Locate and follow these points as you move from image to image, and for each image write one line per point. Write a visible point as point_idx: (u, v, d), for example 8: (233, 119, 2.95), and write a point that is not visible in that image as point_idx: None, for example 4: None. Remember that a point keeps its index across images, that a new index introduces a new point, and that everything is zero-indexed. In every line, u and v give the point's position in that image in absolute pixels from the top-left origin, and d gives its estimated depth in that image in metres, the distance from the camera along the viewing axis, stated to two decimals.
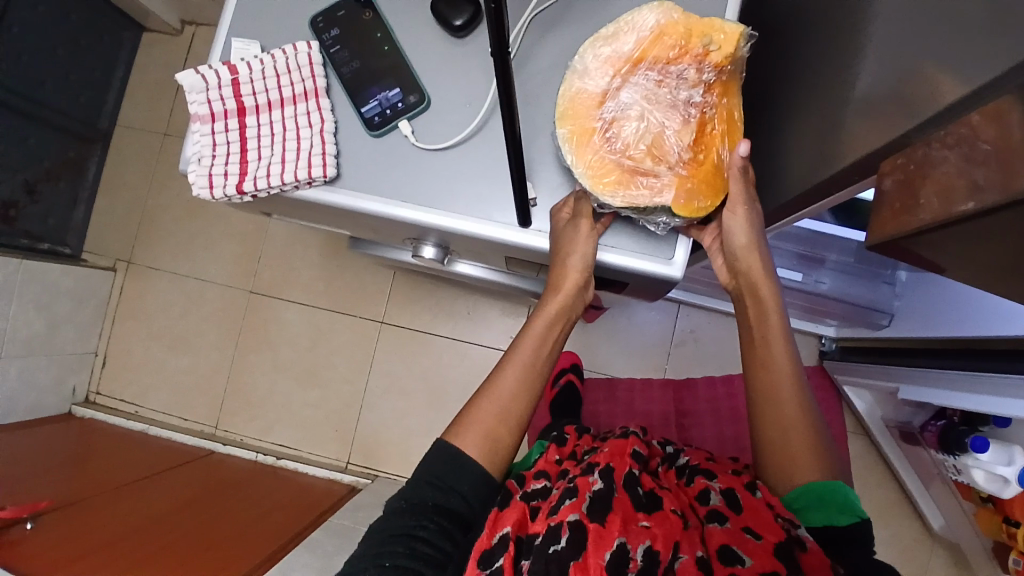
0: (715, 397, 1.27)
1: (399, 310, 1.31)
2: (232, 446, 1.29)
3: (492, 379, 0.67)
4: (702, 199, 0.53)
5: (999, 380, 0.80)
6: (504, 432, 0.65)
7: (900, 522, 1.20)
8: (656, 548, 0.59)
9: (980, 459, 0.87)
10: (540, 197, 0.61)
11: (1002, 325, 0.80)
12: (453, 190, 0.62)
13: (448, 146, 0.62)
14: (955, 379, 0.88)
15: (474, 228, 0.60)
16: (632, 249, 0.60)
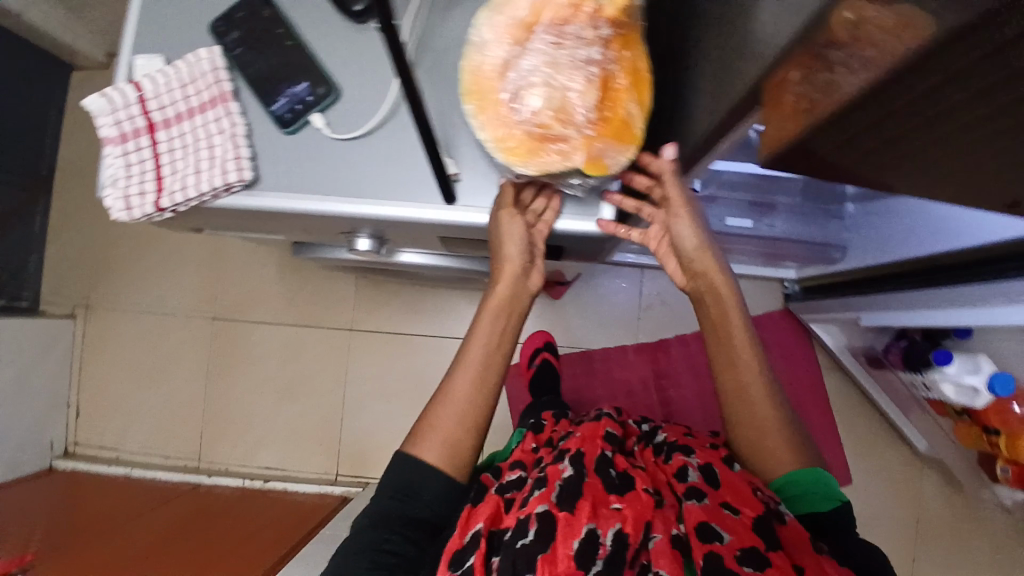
0: (690, 356, 1.28)
1: (367, 315, 1.30)
2: (217, 475, 1.28)
3: (446, 385, 0.66)
4: (615, 152, 0.52)
5: (952, 295, 0.80)
6: (464, 434, 0.65)
7: (884, 449, 1.23)
8: (625, 531, 0.61)
9: (945, 373, 0.88)
10: (462, 172, 0.60)
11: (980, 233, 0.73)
12: (375, 174, 0.61)
13: (361, 133, 0.61)
14: (946, 296, 0.82)
15: (398, 211, 0.59)
16: (572, 213, 0.60)
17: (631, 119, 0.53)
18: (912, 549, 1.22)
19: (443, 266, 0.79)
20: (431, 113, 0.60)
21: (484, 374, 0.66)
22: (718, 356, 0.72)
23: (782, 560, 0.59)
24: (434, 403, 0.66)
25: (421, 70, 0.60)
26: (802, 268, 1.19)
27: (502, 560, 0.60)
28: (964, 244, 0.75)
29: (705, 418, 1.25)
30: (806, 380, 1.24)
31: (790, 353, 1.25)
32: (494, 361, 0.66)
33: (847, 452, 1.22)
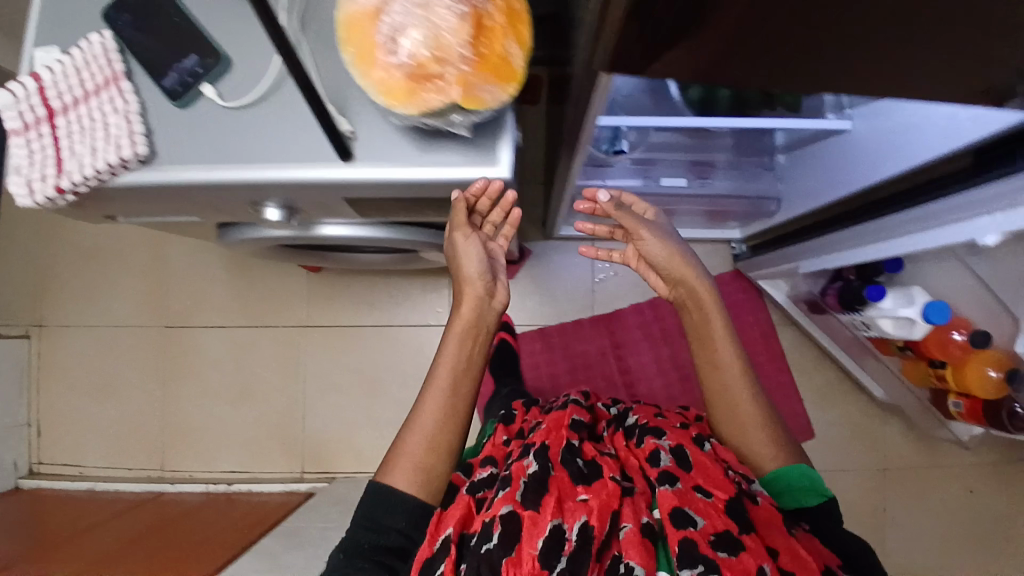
0: (645, 322, 1.30)
1: (320, 311, 1.31)
2: (180, 482, 1.29)
3: (413, 417, 0.69)
4: (496, 92, 0.52)
5: (888, 220, 0.81)
6: (435, 460, 0.68)
7: (843, 399, 1.24)
8: (592, 524, 0.59)
9: (882, 309, 0.87)
10: (356, 129, 0.58)
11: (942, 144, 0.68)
12: (269, 140, 0.61)
13: (246, 103, 0.61)
14: (908, 220, 0.77)
15: (289, 175, 0.59)
16: (469, 162, 0.58)
17: (512, 60, 0.53)
18: (873, 494, 1.25)
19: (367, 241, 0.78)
20: (313, 72, 0.58)
21: (451, 401, 0.69)
22: (703, 363, 0.76)
23: (754, 543, 0.60)
24: (402, 436, 0.68)
25: (300, 49, 0.59)
26: (745, 226, 1.20)
27: (466, 565, 0.58)
28: (902, 168, 0.75)
29: (664, 382, 1.28)
30: (761, 338, 1.25)
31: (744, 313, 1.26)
32: (460, 387, 0.70)
33: (805, 401, 1.24)
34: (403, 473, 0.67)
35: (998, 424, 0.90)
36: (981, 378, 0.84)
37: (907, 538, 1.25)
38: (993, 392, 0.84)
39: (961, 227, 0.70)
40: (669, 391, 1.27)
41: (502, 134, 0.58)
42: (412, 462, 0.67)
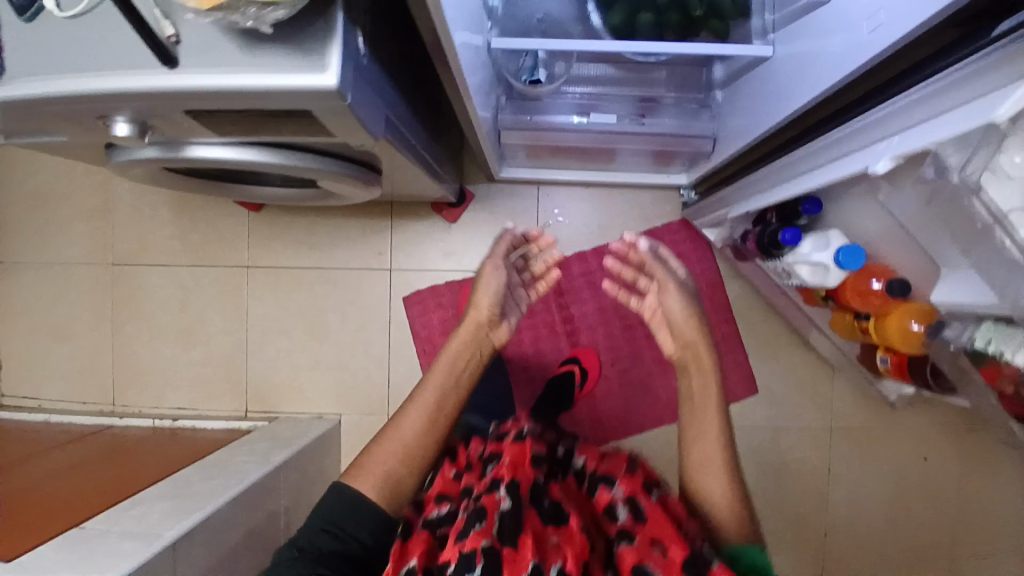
0: (589, 271, 1.26)
1: (261, 252, 1.31)
2: (129, 417, 1.33)
3: (399, 416, 0.74)
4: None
5: (812, 153, 0.74)
6: (406, 476, 0.70)
7: (792, 353, 1.21)
8: (567, 567, 0.56)
9: (800, 253, 0.83)
10: (179, 33, 0.54)
11: (841, 65, 0.61)
12: (89, 50, 0.58)
13: (76, 11, 0.57)
14: (825, 152, 0.71)
15: (106, 84, 0.57)
16: (296, 67, 0.53)
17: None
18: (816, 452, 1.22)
19: (242, 163, 0.75)
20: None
21: (435, 413, 0.74)
22: (689, 434, 0.72)
23: None
24: (389, 428, 0.73)
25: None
26: (690, 170, 1.13)
27: None
28: (811, 93, 0.67)
29: (606, 333, 1.26)
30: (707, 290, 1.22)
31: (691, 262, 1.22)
32: (445, 405, 0.75)
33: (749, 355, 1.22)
34: (375, 464, 0.70)
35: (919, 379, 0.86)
36: (901, 329, 0.79)
37: (853, 496, 1.22)
38: (912, 345, 0.80)
39: (865, 156, 0.63)
40: (609, 342, 1.26)
41: (332, 36, 0.53)
42: (387, 458, 0.70)
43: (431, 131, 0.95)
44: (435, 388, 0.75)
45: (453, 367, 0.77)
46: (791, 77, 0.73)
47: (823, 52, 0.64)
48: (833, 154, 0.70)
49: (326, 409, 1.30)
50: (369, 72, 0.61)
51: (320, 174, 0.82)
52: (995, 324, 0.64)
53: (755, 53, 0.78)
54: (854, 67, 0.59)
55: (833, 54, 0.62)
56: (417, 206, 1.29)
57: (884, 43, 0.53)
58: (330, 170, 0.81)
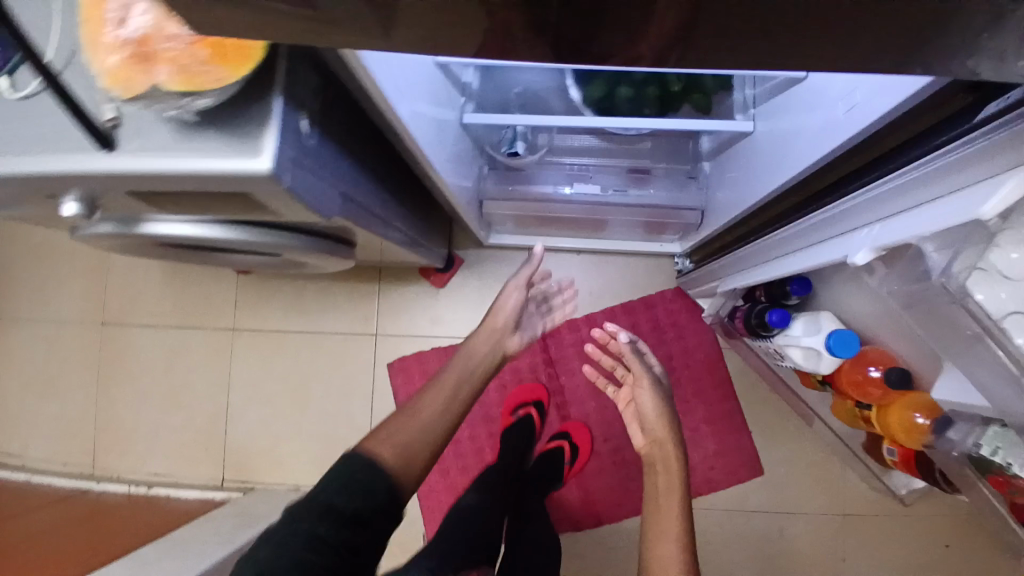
0: (580, 340, 1.21)
1: (247, 314, 1.29)
2: (105, 483, 1.29)
3: (432, 388, 0.78)
4: (212, 71, 0.45)
5: (800, 232, 0.70)
6: (421, 447, 0.70)
7: (793, 439, 1.17)
8: None
9: (790, 335, 0.77)
10: (121, 116, 0.52)
11: (817, 149, 0.58)
12: (37, 124, 0.55)
13: (27, 92, 0.55)
14: (809, 233, 0.68)
15: (48, 163, 0.53)
16: (229, 151, 0.50)
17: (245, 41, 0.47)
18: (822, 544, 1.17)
19: (200, 238, 0.73)
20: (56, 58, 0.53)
21: (452, 400, 0.77)
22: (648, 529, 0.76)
23: None
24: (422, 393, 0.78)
25: (67, 69, 0.53)
26: (684, 239, 1.09)
27: None
28: (794, 172, 0.63)
29: (599, 406, 1.20)
30: (703, 362, 1.18)
31: (685, 334, 1.18)
32: (457, 399, 0.78)
33: (751, 435, 1.18)
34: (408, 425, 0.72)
35: (930, 475, 0.79)
36: (903, 423, 0.72)
37: None
38: (916, 441, 0.73)
39: (851, 240, 0.59)
40: (601, 416, 1.20)
41: (270, 123, 0.50)
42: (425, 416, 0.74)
43: (407, 201, 0.91)
44: (450, 383, 0.79)
45: (468, 370, 0.82)
46: (771, 155, 0.70)
47: (802, 133, 0.61)
48: (821, 235, 0.66)
49: (305, 481, 1.24)
50: (321, 153, 0.59)
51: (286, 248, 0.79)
52: (1000, 430, 0.58)
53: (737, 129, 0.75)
54: (833, 148, 0.55)
55: (808, 137, 0.59)
56: (405, 271, 1.26)
57: (859, 125, 0.49)
58: (296, 245, 0.79)
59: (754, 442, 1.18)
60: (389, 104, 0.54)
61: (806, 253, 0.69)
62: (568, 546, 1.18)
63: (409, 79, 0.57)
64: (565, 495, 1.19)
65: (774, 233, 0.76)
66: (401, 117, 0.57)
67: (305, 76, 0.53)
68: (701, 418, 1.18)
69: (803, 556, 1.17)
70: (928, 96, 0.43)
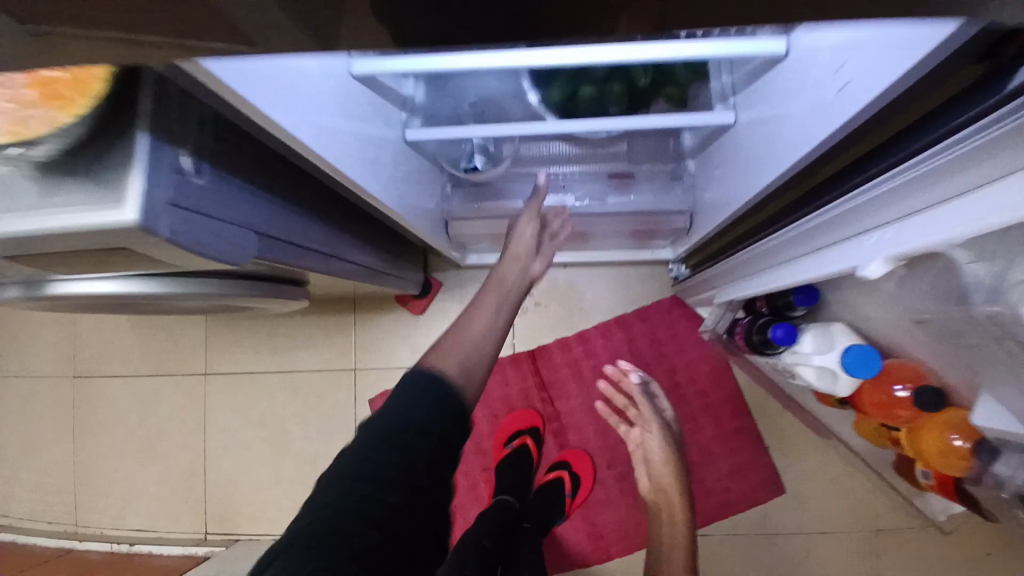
0: (573, 361, 1.11)
1: (221, 356, 1.22)
2: (89, 541, 1.20)
3: (467, 315, 0.63)
4: (39, 115, 0.34)
5: (797, 237, 0.59)
6: (478, 373, 0.54)
7: (814, 453, 1.07)
8: None
9: (800, 352, 0.67)
10: None
11: (810, 139, 0.48)
12: None
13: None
14: (808, 238, 0.57)
15: None
16: (91, 203, 0.41)
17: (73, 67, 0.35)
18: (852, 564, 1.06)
19: (84, 292, 0.62)
20: None
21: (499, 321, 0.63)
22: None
23: None
24: (456, 328, 0.61)
25: None
26: (676, 244, 0.98)
27: None
28: (785, 168, 0.53)
29: (598, 430, 1.10)
30: (708, 374, 1.08)
31: (686, 346, 1.08)
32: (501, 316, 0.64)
33: (769, 451, 1.07)
34: (457, 345, 0.56)
35: (972, 505, 0.68)
36: (939, 447, 0.62)
37: None
38: (956, 468, 0.62)
39: (855, 248, 0.48)
40: (603, 441, 1.10)
41: (135, 163, 0.40)
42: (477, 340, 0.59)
43: (358, 225, 0.82)
44: (486, 315, 0.63)
45: (498, 306, 0.66)
46: (758, 150, 0.60)
47: (792, 120, 0.51)
48: (822, 240, 0.55)
49: None
50: (216, 191, 0.50)
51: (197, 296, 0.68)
52: None
53: (718, 121, 0.65)
54: (829, 137, 0.44)
55: (800, 125, 0.49)
56: (382, 299, 1.18)
57: (859, 104, 0.39)
58: (206, 291, 0.67)
59: (772, 459, 1.07)
60: (292, 131, 0.46)
61: (808, 259, 0.59)
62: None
63: (316, 100, 0.49)
64: (570, 529, 1.09)
65: (771, 236, 0.66)
66: (312, 145, 0.49)
67: (179, 107, 0.45)
68: (712, 436, 1.08)
69: None
70: (954, 58, 0.33)
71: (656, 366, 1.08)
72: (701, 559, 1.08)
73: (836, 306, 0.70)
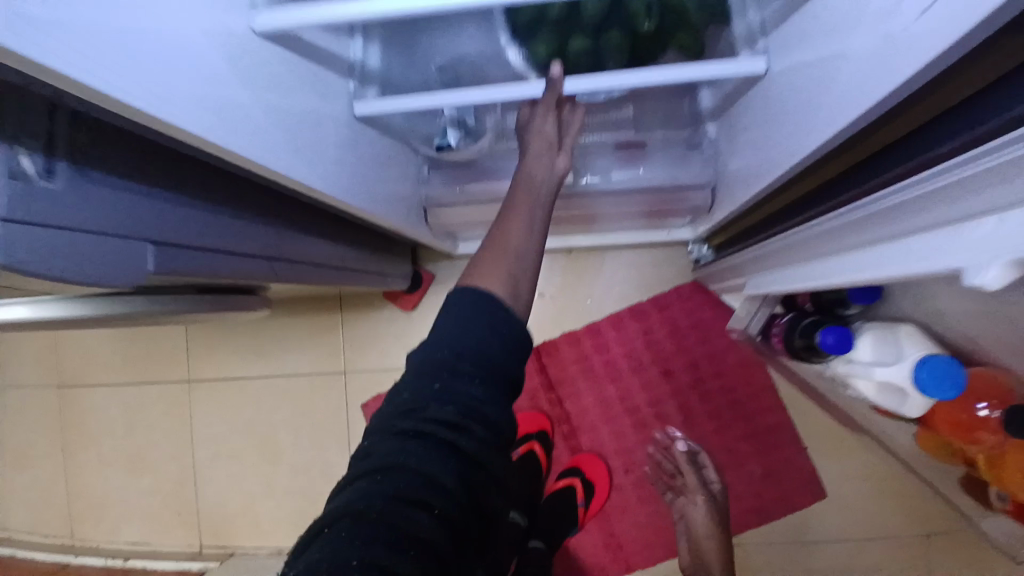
0: (583, 356, 0.99)
1: (204, 362, 1.14)
2: (83, 556, 1.15)
3: (498, 230, 0.50)
4: None
5: (861, 219, 0.45)
6: (522, 268, 0.48)
7: (860, 453, 0.94)
8: None
9: (857, 362, 0.55)
10: None
11: (881, 85, 0.33)
12: None
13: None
14: (872, 223, 0.43)
15: None
16: None
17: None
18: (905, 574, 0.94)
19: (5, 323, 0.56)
20: None
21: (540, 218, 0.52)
22: None
23: None
24: (492, 238, 0.50)
25: None
26: (696, 222, 0.84)
27: None
28: (844, 126, 0.39)
29: (615, 431, 0.98)
30: (738, 367, 0.95)
31: (712, 337, 0.95)
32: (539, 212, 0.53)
33: (808, 452, 0.94)
34: (496, 269, 0.46)
35: None
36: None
37: None
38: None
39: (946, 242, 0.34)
40: (621, 443, 0.98)
41: None
42: (505, 264, 0.47)
43: (316, 218, 0.70)
44: (526, 211, 0.51)
45: (534, 206, 0.52)
46: (799, 108, 0.46)
47: (852, 62, 0.36)
48: (893, 224, 0.41)
49: (288, 541, 1.10)
50: (82, 197, 0.39)
51: (142, 316, 0.63)
52: None
53: (746, 71, 0.50)
54: (918, 76, 0.30)
55: (866, 68, 0.35)
56: (370, 294, 1.07)
57: (980, 15, 0.25)
58: (151, 310, 0.63)
59: (811, 459, 0.94)
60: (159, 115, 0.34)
61: (868, 249, 0.45)
62: None
63: (196, 71, 0.37)
64: (586, 541, 0.99)
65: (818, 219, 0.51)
66: (198, 130, 0.37)
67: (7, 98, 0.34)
68: (743, 435, 0.95)
69: None
70: None
71: (676, 359, 0.96)
72: None
73: (899, 299, 0.56)
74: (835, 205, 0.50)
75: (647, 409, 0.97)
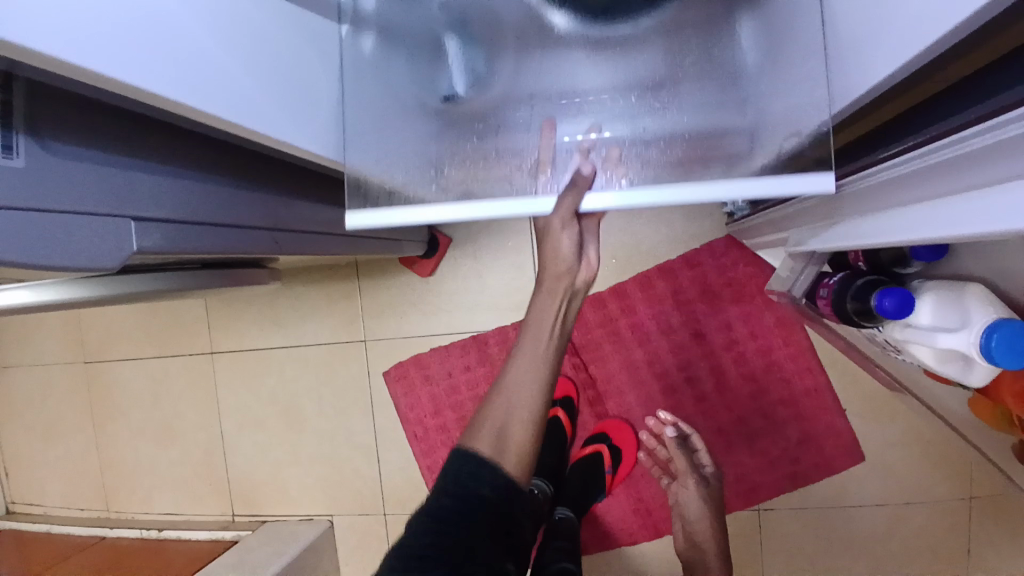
0: (608, 319, 0.94)
1: (224, 335, 1.13)
2: (120, 527, 1.18)
3: (501, 375, 0.51)
4: None
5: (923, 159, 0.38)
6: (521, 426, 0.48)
7: (909, 414, 0.88)
8: None
9: (913, 327, 0.48)
10: None
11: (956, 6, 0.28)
12: None
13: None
14: (933, 165, 0.37)
15: None
16: None
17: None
18: (953, 538, 0.90)
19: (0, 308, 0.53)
20: None
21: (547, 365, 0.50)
22: None
23: None
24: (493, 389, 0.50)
25: None
26: None
27: None
28: (913, 52, 0.32)
29: (642, 396, 0.95)
30: (775, 327, 0.89)
31: (748, 295, 0.89)
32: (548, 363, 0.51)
33: (850, 414, 0.89)
34: (487, 425, 0.48)
35: None
36: None
37: None
38: None
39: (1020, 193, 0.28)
40: (648, 408, 0.95)
41: None
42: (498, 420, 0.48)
43: (315, 187, 0.66)
44: (530, 365, 0.50)
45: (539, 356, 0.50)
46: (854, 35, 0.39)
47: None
48: (959, 175, 0.34)
49: (316, 508, 1.11)
50: (46, 171, 0.35)
51: (144, 295, 0.61)
52: None
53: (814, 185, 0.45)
54: None
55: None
56: (384, 260, 1.04)
57: None
58: (154, 289, 0.60)
59: (850, 422, 0.89)
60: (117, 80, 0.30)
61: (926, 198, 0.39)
62: (620, 566, 0.98)
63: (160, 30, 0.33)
64: (614, 506, 0.97)
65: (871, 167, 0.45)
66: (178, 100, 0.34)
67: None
68: (778, 399, 0.90)
69: (928, 556, 0.91)
70: None
71: (708, 320, 0.91)
72: (767, 535, 0.94)
73: (967, 254, 0.49)
74: (902, 148, 0.43)
75: (676, 373, 0.93)
